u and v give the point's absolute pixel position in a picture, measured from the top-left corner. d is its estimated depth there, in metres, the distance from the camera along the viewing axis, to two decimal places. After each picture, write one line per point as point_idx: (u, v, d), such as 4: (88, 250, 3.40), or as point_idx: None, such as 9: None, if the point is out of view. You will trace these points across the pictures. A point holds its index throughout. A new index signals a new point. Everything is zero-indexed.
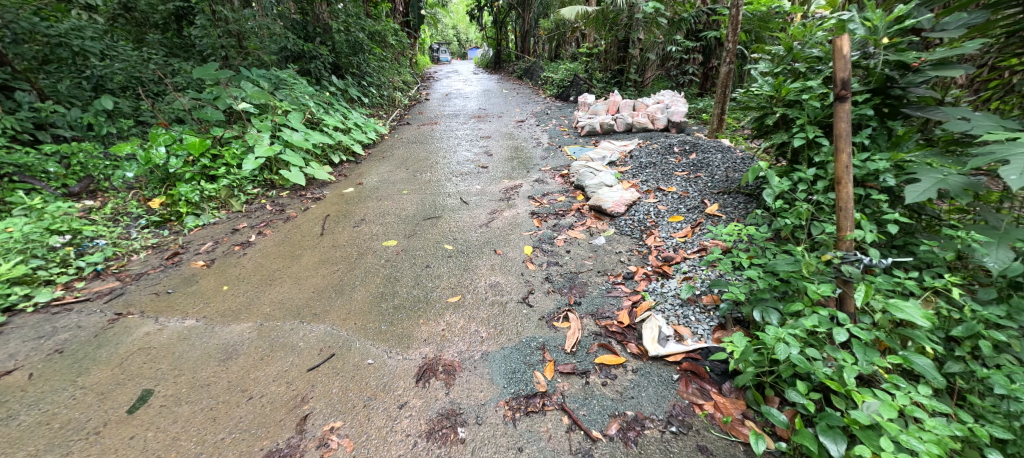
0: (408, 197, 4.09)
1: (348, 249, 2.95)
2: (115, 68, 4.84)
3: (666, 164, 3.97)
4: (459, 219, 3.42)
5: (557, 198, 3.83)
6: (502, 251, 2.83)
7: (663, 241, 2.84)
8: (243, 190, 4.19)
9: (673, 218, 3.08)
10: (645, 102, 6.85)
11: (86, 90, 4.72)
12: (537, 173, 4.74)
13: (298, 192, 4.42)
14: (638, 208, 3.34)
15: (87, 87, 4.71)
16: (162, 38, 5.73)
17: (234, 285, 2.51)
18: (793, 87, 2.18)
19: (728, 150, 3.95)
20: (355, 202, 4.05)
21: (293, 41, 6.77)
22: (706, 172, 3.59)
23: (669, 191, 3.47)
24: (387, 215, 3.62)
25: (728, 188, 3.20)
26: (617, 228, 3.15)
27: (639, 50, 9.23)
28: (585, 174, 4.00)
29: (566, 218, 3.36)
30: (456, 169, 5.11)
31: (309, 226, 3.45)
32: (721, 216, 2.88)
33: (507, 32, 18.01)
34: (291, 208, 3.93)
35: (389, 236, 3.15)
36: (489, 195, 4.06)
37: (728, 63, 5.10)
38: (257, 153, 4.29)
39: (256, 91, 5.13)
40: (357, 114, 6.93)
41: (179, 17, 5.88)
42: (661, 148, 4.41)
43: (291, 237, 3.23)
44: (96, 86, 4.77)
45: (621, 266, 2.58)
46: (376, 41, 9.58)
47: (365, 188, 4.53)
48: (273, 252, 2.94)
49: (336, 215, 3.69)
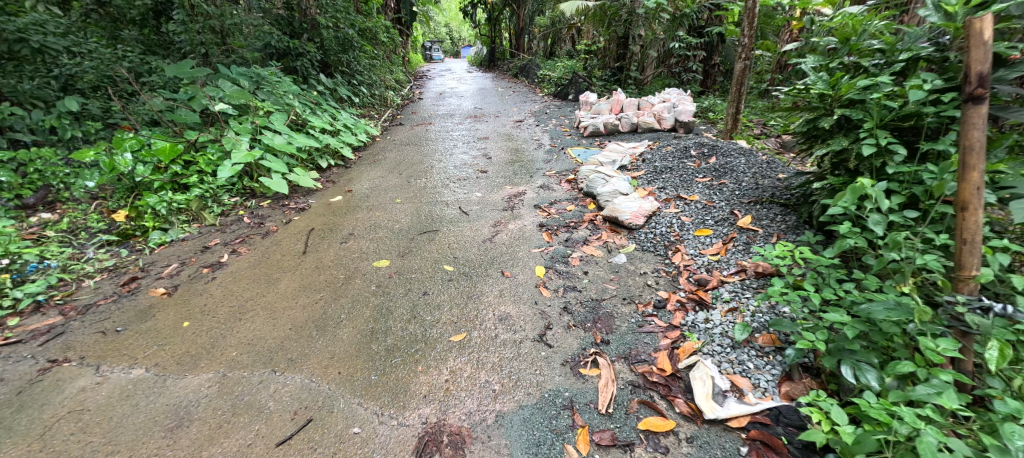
0: (403, 207, 3.73)
1: (333, 271, 2.58)
2: (86, 67, 4.40)
3: (684, 169, 3.65)
4: (459, 234, 3.06)
5: (566, 207, 3.48)
6: (510, 273, 2.47)
7: (692, 259, 2.51)
8: (219, 200, 3.79)
9: (700, 231, 2.76)
10: (650, 100, 6.52)
11: (55, 90, 4.26)
12: (542, 178, 4.38)
13: (280, 202, 4.03)
14: (658, 219, 3.01)
15: (54, 86, 4.27)
16: (139, 35, 5.27)
17: (196, 320, 2.13)
18: (858, 84, 1.84)
19: (750, 154, 3.63)
20: (343, 213, 3.67)
21: (277, 37, 6.36)
22: (730, 178, 3.26)
23: (692, 199, 3.14)
24: (378, 229, 3.25)
25: (759, 197, 2.88)
26: (637, 242, 2.82)
27: (639, 46, 8.90)
28: (596, 180, 3.65)
29: (579, 231, 3.02)
30: (453, 174, 4.74)
31: (290, 243, 3.07)
32: (757, 230, 2.56)
33: (501, 30, 17.62)
34: (271, 221, 3.55)
35: (381, 255, 2.79)
36: (491, 203, 3.70)
37: (741, 59, 4.73)
38: (235, 159, 3.89)
39: (235, 91, 4.74)
40: (346, 115, 6.53)
41: (157, 13, 5.37)
42: (676, 151, 4.07)
43: (269, 257, 2.85)
44: (65, 85, 4.34)
45: (648, 292, 2.24)
46: (367, 38, 9.19)
47: (354, 196, 4.14)
48: (247, 276, 2.56)
49: (322, 229, 3.31)
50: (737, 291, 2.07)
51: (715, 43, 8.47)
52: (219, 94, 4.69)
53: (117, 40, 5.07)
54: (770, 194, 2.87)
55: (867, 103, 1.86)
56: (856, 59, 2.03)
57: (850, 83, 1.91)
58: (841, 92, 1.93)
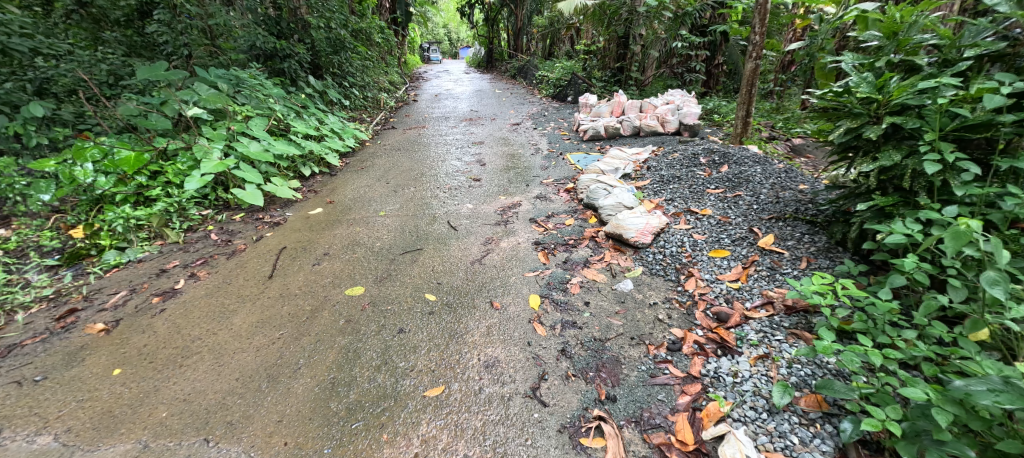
0: (386, 221, 3.41)
1: (299, 301, 2.26)
2: (62, 69, 4.07)
3: (693, 178, 3.33)
4: (446, 254, 2.75)
5: (565, 222, 3.17)
6: (501, 304, 2.15)
7: (709, 286, 2.20)
8: (186, 213, 3.47)
9: (715, 252, 2.45)
10: (653, 102, 6.21)
11: (29, 94, 3.90)
12: (538, 187, 4.07)
13: (255, 214, 3.71)
14: (667, 237, 2.70)
15: (29, 90, 3.90)
16: (121, 37, 4.85)
17: (129, 367, 1.82)
18: (918, 87, 1.54)
19: (766, 161, 3.32)
20: (321, 227, 3.36)
21: (263, 38, 5.90)
22: (747, 189, 2.95)
23: (704, 214, 2.83)
24: (356, 247, 2.93)
25: (782, 212, 2.57)
26: (644, 265, 2.50)
27: (640, 46, 8.61)
28: (597, 191, 3.34)
29: (579, 251, 2.71)
30: (444, 182, 4.42)
31: (257, 265, 2.75)
32: (782, 252, 2.25)
33: (499, 30, 17.33)
34: (240, 237, 3.23)
35: (357, 280, 2.47)
36: (483, 217, 3.39)
37: (751, 59, 4.37)
38: (204, 169, 3.58)
39: (212, 94, 4.44)
40: (334, 118, 6.21)
41: (143, 14, 5.11)
42: (684, 158, 3.75)
43: (230, 282, 2.53)
44: (39, 89, 3.98)
45: (660, 329, 1.92)
46: (360, 39, 8.91)
47: (336, 207, 3.83)
48: (201, 308, 2.25)
49: (294, 248, 2.99)
50: (766, 332, 1.76)
51: (718, 43, 8.21)
52: (194, 98, 4.37)
53: (99, 42, 4.75)
54: (793, 209, 2.56)
55: (923, 110, 1.59)
56: (905, 57, 1.74)
57: (898, 84, 1.63)
58: (892, 96, 1.63)
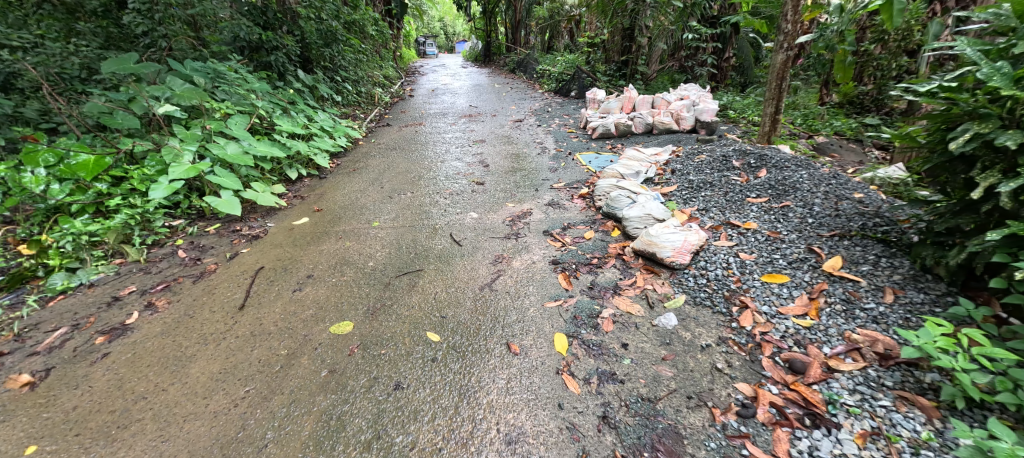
0: (381, 233, 3.00)
1: (272, 343, 1.86)
2: (29, 62, 3.68)
3: (729, 185, 2.93)
4: (450, 276, 2.35)
5: (584, 235, 2.79)
6: (520, 347, 1.77)
7: (771, 323, 1.81)
8: (153, 225, 3.06)
9: (770, 277, 2.07)
10: (666, 97, 5.80)
11: None
12: (549, 192, 3.69)
13: (232, 225, 3.30)
14: (708, 256, 2.31)
15: None
16: (96, 27, 4.46)
17: (49, 442, 1.45)
18: None
19: (810, 165, 2.93)
20: (306, 241, 2.94)
21: (248, 28, 5.41)
22: (795, 199, 2.56)
23: (748, 229, 2.45)
24: (345, 268, 2.52)
25: (845, 228, 2.19)
26: (684, 292, 2.12)
27: (647, 38, 8.09)
28: (620, 199, 2.95)
29: (605, 273, 2.33)
30: (445, 186, 4.02)
31: (227, 290, 2.34)
32: (857, 280, 1.87)
33: (496, 24, 16.82)
34: (211, 255, 2.81)
35: (345, 312, 2.07)
36: (490, 229, 2.99)
37: (783, 49, 3.93)
38: (174, 175, 3.19)
39: (188, 90, 4.02)
40: (325, 115, 5.77)
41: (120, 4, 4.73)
42: (713, 160, 3.35)
43: (192, 315, 2.13)
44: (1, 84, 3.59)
45: (721, 384, 1.54)
46: (354, 31, 8.46)
47: (324, 217, 3.41)
48: (153, 353, 1.86)
49: (274, 267, 2.58)
50: (864, 394, 1.40)
51: (728, 35, 7.82)
52: (166, 94, 3.93)
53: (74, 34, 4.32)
54: (859, 225, 2.18)
55: None
56: None
57: None
58: None
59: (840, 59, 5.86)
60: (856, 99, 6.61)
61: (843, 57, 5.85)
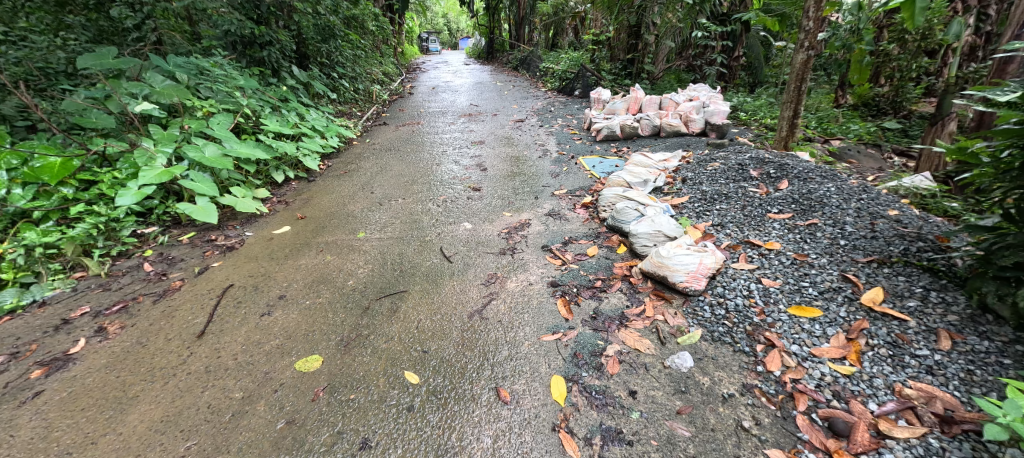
0: (366, 246, 2.75)
1: (227, 382, 1.62)
2: (11, 57, 3.52)
3: (747, 197, 2.67)
4: (437, 300, 2.11)
5: (587, 252, 2.55)
6: (511, 393, 1.53)
7: (804, 369, 1.57)
8: (120, 235, 2.83)
9: (799, 310, 1.82)
10: (674, 98, 5.51)
11: None
12: (550, 200, 3.44)
13: (207, 234, 3.07)
14: (726, 282, 2.05)
15: None
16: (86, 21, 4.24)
17: None
18: None
19: (837, 177, 2.67)
20: (284, 254, 2.69)
21: (240, 23, 5.04)
22: (823, 216, 2.30)
23: (771, 250, 2.19)
24: (322, 286, 2.27)
25: (884, 253, 1.94)
26: (700, 324, 1.86)
27: (654, 36, 7.81)
28: (626, 211, 2.69)
29: (610, 299, 2.08)
30: (440, 192, 3.77)
31: (188, 313, 2.10)
32: (904, 318, 1.63)
33: (500, 20, 16.52)
34: (180, 268, 2.58)
35: (315, 343, 1.83)
36: (484, 242, 2.74)
37: (804, 49, 3.64)
38: (144, 180, 2.97)
39: (170, 88, 3.79)
40: (317, 113, 5.52)
41: None
42: (728, 168, 3.09)
43: (145, 343, 1.89)
44: None
45: (748, 449, 1.32)
46: (353, 26, 8.21)
47: (307, 225, 3.17)
48: (89, 393, 1.63)
49: (244, 285, 2.34)
50: None
51: (738, 33, 7.50)
52: (144, 91, 3.70)
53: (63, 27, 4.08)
54: (900, 250, 1.93)
55: None
56: None
57: None
58: None
59: (857, 60, 5.62)
60: (872, 101, 6.48)
61: (860, 57, 5.59)
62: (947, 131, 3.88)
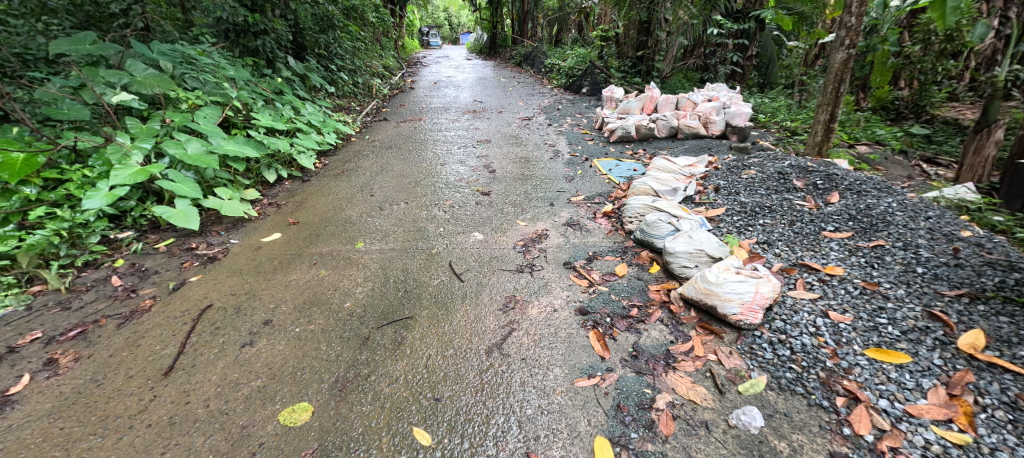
0: (365, 260, 2.44)
1: (194, 442, 1.33)
2: None
3: (794, 211, 2.38)
4: (448, 329, 1.81)
5: (616, 271, 2.25)
6: None
7: (902, 434, 1.29)
8: (88, 243, 2.52)
9: (881, 353, 1.54)
10: (692, 98, 5.19)
11: None
12: (567, 207, 3.15)
13: (188, 241, 2.76)
14: (786, 314, 1.76)
15: None
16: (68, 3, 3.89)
17: None
18: None
19: (894, 190, 2.38)
20: (272, 267, 2.38)
21: (233, 10, 4.67)
22: (890, 236, 2.02)
23: (833, 275, 1.90)
24: (314, 310, 1.96)
25: (974, 286, 1.66)
26: (762, 368, 1.57)
27: (666, 32, 7.50)
28: (659, 225, 2.38)
29: (650, 332, 1.78)
30: (446, 196, 3.46)
31: (155, 343, 1.79)
32: (1020, 372, 1.36)
33: (503, 14, 16.14)
34: (153, 283, 2.27)
35: (304, 386, 1.53)
36: (499, 257, 2.43)
37: (844, 46, 3.33)
38: (116, 180, 2.64)
39: (153, 78, 3.47)
40: (313, 107, 5.19)
41: None
42: (767, 177, 2.79)
43: (99, 383, 1.59)
44: None
45: None
46: (353, 17, 7.87)
47: (300, 232, 2.86)
48: (23, 453, 1.33)
49: (223, 306, 2.02)
50: None
51: (753, 31, 6.96)
52: (123, 81, 3.37)
53: None
54: (994, 283, 1.65)
55: None
56: None
57: None
58: None
59: (880, 60, 5.48)
60: (891, 104, 6.14)
61: (884, 58, 5.42)
62: (995, 139, 3.55)
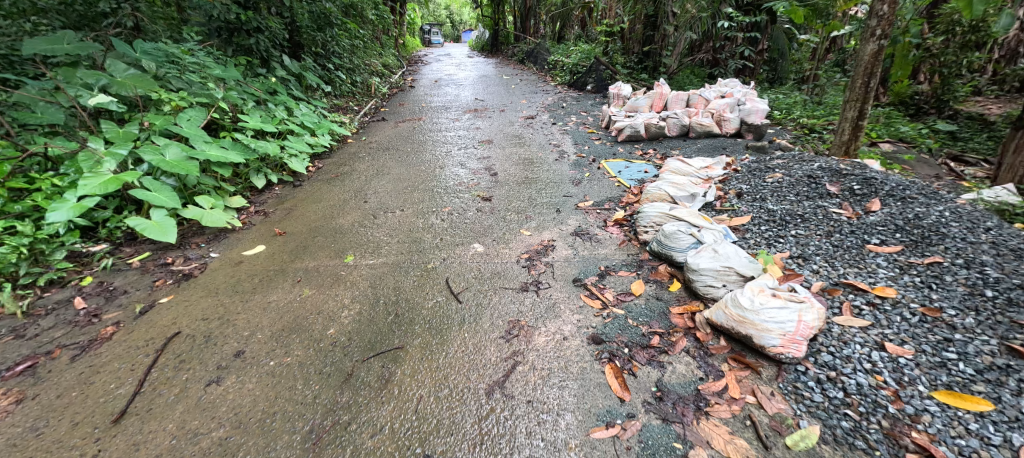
0: (354, 277, 2.21)
1: None
2: None
3: (831, 221, 2.13)
4: (444, 362, 1.59)
5: (632, 289, 2.01)
6: None
7: None
8: (53, 259, 2.30)
9: (954, 398, 1.29)
10: (704, 94, 4.92)
11: None
12: (575, 214, 2.91)
13: (165, 255, 2.54)
14: (834, 346, 1.52)
15: None
16: None
17: None
18: None
19: (943, 197, 2.13)
20: (252, 286, 2.16)
21: (224, 7, 4.46)
22: (948, 251, 1.77)
23: (885, 298, 1.65)
24: (292, 339, 1.74)
25: None
26: (812, 414, 1.33)
27: (674, 26, 7.17)
28: (679, 236, 2.13)
29: (677, 366, 1.55)
30: (444, 202, 3.23)
31: (109, 380, 1.58)
32: None
33: (505, 11, 15.86)
34: (119, 305, 2.06)
35: (273, 438, 1.31)
36: (501, 273, 2.20)
37: (875, 37, 3.07)
38: (85, 189, 2.41)
39: (134, 79, 3.26)
40: (307, 107, 4.96)
41: None
42: (796, 181, 2.55)
43: (36, 434, 1.37)
44: None
45: None
46: (351, 14, 7.64)
47: (286, 244, 2.64)
48: None
49: (191, 335, 1.80)
50: None
51: (763, 25, 6.74)
52: (102, 82, 3.15)
53: None
54: None
55: None
56: None
57: None
58: None
59: (901, 53, 5.17)
60: (910, 99, 5.78)
61: (905, 51, 5.09)
62: None
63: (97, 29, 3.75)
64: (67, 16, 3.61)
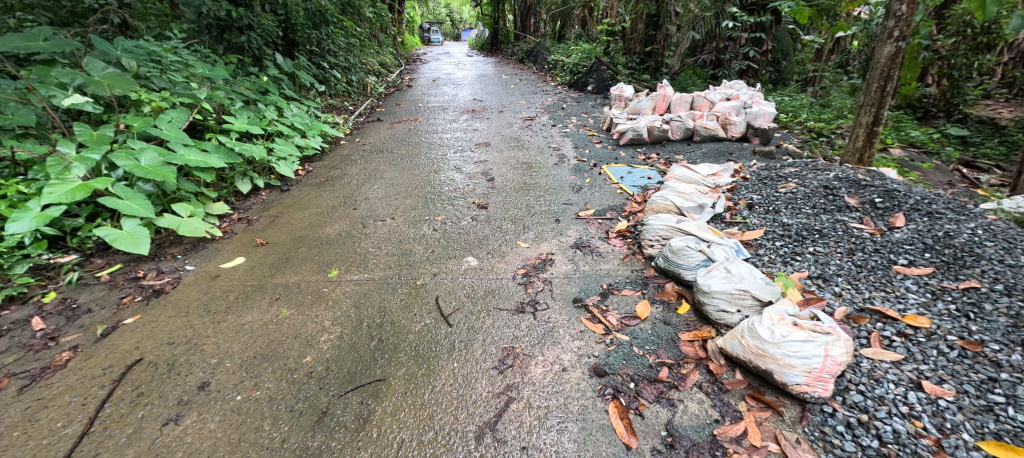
0: (337, 294, 2.05)
1: None
2: None
3: (852, 237, 1.98)
4: (430, 399, 1.43)
5: (637, 312, 1.85)
6: None
7: None
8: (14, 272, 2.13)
9: (1007, 450, 1.14)
10: (708, 96, 4.75)
11: None
12: (575, 224, 2.75)
13: (137, 267, 2.38)
14: (865, 384, 1.36)
15: None
16: None
17: None
18: None
19: (973, 212, 1.98)
20: (225, 304, 2.00)
21: (213, 2, 4.29)
22: (985, 275, 1.61)
23: (918, 328, 1.50)
24: (264, 368, 1.58)
25: None
26: None
27: (677, 26, 6.98)
28: (688, 253, 1.97)
29: (689, 405, 1.39)
30: (437, 210, 3.06)
31: (54, 418, 1.41)
32: None
33: (505, 10, 15.68)
34: (81, 326, 1.89)
35: None
36: (496, 292, 2.04)
37: (891, 40, 2.91)
38: (50, 196, 2.23)
39: (112, 78, 3.07)
40: (298, 107, 4.79)
41: None
42: (811, 191, 2.39)
43: None
44: None
45: None
46: (347, 12, 7.45)
47: (268, 256, 2.48)
48: None
49: (152, 363, 1.63)
50: None
51: (767, 25, 6.55)
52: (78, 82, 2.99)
53: None
54: None
55: None
56: None
57: None
58: None
59: (910, 55, 5.01)
60: (917, 102, 5.60)
61: (914, 53, 4.92)
62: None
63: (86, 25, 3.54)
64: (54, 12, 3.44)
